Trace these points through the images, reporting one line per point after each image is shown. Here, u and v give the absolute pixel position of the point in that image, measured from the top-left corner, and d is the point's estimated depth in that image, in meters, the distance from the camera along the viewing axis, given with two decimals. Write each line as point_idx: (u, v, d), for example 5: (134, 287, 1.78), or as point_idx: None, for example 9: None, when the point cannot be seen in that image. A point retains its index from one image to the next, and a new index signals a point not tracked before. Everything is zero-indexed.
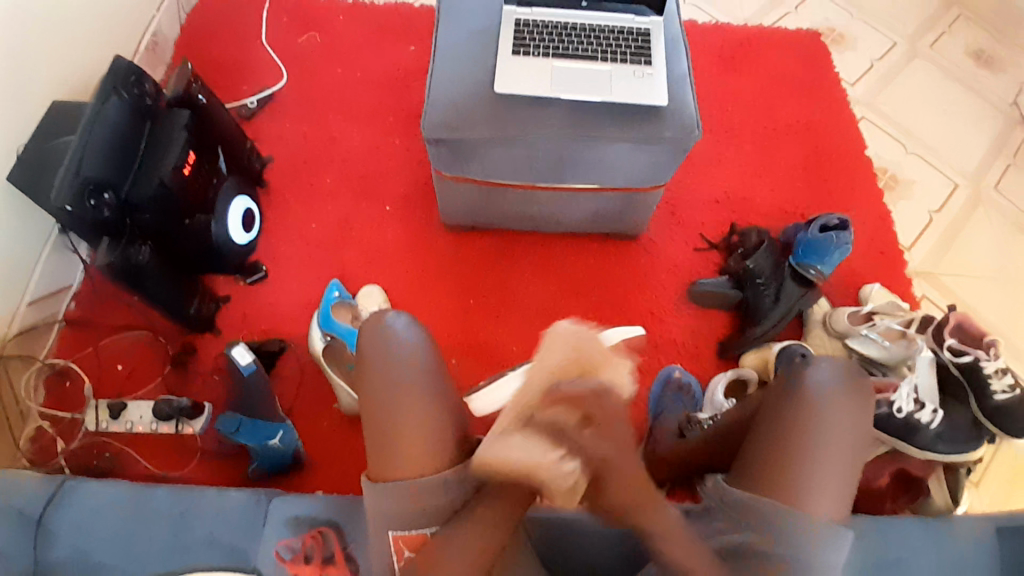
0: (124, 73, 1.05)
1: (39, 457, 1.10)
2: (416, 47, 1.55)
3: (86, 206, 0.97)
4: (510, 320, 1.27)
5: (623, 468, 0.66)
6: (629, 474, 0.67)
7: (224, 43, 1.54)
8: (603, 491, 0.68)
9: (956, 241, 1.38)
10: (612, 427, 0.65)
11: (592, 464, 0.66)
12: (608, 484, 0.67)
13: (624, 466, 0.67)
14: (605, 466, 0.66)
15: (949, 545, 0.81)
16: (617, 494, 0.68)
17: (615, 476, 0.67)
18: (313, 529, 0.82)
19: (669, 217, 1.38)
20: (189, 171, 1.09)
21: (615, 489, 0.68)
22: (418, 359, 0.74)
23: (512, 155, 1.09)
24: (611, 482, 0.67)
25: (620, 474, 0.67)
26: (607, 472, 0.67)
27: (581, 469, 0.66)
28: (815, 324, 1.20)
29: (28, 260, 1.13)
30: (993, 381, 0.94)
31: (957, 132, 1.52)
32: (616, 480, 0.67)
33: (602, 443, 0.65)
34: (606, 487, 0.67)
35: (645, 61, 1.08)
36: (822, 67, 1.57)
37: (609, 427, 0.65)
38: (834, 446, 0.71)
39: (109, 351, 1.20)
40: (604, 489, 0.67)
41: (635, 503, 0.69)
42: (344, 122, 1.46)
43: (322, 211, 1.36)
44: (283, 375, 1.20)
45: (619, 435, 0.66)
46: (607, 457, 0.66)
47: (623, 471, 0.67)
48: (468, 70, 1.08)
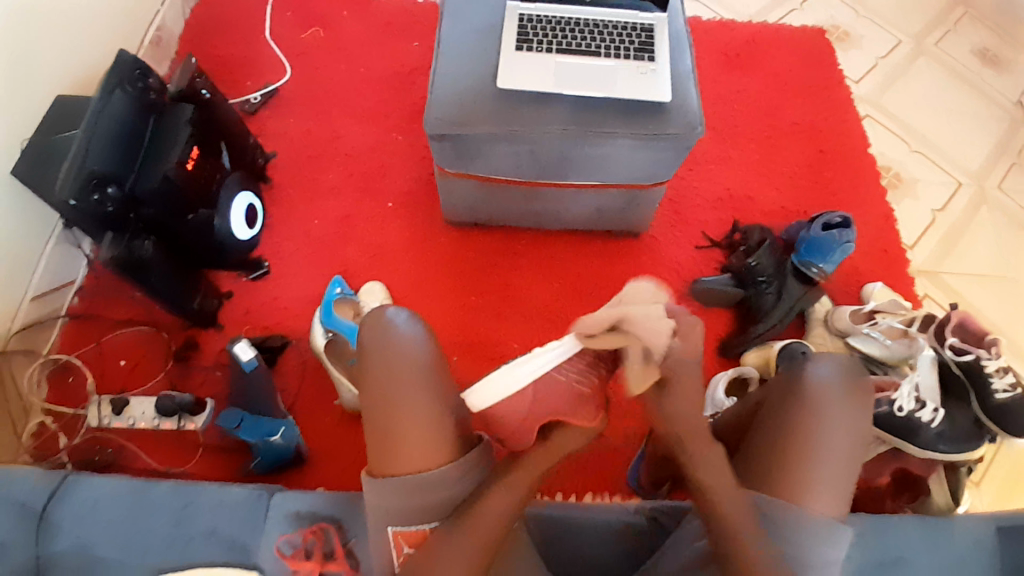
0: (129, 68, 1.06)
1: (41, 451, 1.11)
2: (420, 44, 1.55)
3: (89, 200, 0.97)
4: (511, 317, 1.27)
5: (692, 372, 0.74)
6: (692, 387, 0.75)
7: (228, 38, 1.54)
8: (668, 392, 0.75)
9: (960, 241, 1.38)
10: (678, 370, 0.74)
11: (666, 364, 0.74)
12: (673, 397, 0.75)
13: (691, 381, 0.75)
14: (678, 369, 0.74)
15: (948, 542, 0.81)
16: (684, 406, 0.75)
17: (683, 380, 0.74)
18: (313, 525, 0.82)
19: (672, 214, 1.38)
20: (192, 165, 1.09)
21: (677, 399, 0.75)
22: (419, 354, 0.75)
23: (514, 152, 1.09)
24: (678, 385, 0.75)
25: (687, 383, 0.75)
26: (674, 373, 0.74)
27: (661, 359, 0.74)
28: (816, 323, 1.20)
29: (32, 254, 1.13)
30: (994, 380, 0.93)
31: (962, 131, 1.51)
32: (678, 399, 0.75)
33: (686, 350, 0.74)
34: (673, 389, 0.75)
35: (648, 57, 1.08)
36: (826, 64, 1.56)
37: (685, 339, 0.75)
38: (835, 444, 0.71)
39: (112, 345, 1.21)
40: (673, 390, 0.75)
41: (691, 425, 0.75)
42: (347, 118, 1.46)
43: (324, 207, 1.36)
44: (285, 370, 1.20)
45: (693, 347, 0.74)
46: (680, 364, 0.74)
47: (691, 378, 0.75)
48: (471, 66, 1.07)
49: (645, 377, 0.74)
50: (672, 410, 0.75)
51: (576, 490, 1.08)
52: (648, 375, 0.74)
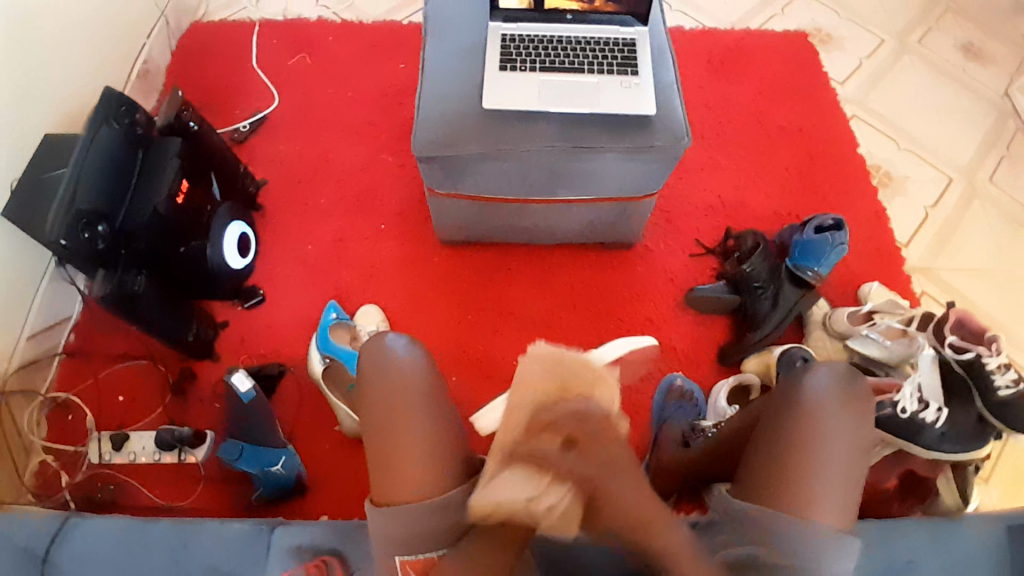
0: (115, 104, 1.07)
1: (42, 490, 1.10)
2: (406, 65, 1.56)
3: (80, 238, 0.97)
4: (509, 334, 1.27)
5: (619, 486, 0.65)
6: (632, 493, 0.65)
7: (216, 68, 1.55)
8: (596, 517, 0.66)
9: (953, 236, 1.38)
10: (599, 448, 0.66)
11: (586, 485, 0.65)
12: (614, 504, 0.65)
13: (629, 483, 0.65)
14: (602, 484, 0.65)
15: (958, 545, 0.80)
16: (624, 518, 0.65)
17: (616, 499, 0.65)
18: (317, 558, 0.81)
19: (664, 223, 1.38)
20: (182, 198, 1.09)
21: (613, 510, 0.65)
22: (416, 376, 0.75)
23: (503, 170, 1.10)
24: (611, 500, 0.65)
25: (634, 489, 0.65)
26: (605, 496, 0.65)
27: (576, 488, 0.65)
28: (815, 326, 1.20)
29: (25, 294, 1.12)
30: (995, 377, 0.92)
31: (948, 127, 1.52)
32: (619, 504, 0.65)
33: (591, 465, 0.65)
34: (604, 513, 0.65)
35: (632, 71, 1.09)
36: (810, 67, 1.57)
37: (599, 448, 0.66)
38: (835, 456, 0.70)
39: (109, 381, 1.20)
40: (609, 513, 0.65)
41: (639, 532, 0.65)
42: (337, 142, 1.46)
43: (317, 231, 1.36)
44: (284, 398, 1.19)
45: (603, 454, 0.65)
46: (608, 484, 0.65)
47: (627, 491, 0.65)
48: (457, 87, 1.08)
49: (569, 522, 0.66)
50: (582, 474, 0.65)
51: None
52: (569, 512, 0.66)
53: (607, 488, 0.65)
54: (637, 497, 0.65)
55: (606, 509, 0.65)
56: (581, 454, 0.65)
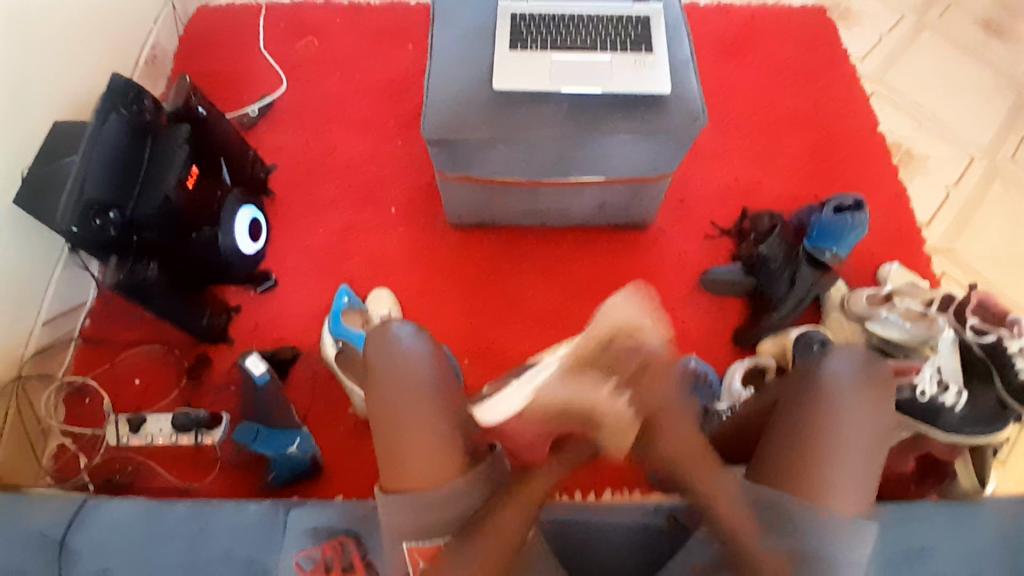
0: (122, 91, 1.06)
1: (61, 473, 1.13)
2: (414, 47, 1.54)
3: (91, 225, 0.99)
4: (519, 317, 1.26)
5: (669, 412, 0.75)
6: (679, 423, 0.75)
7: (223, 53, 1.54)
8: (651, 438, 0.74)
9: (974, 216, 1.35)
10: (656, 388, 0.75)
11: (647, 409, 0.75)
12: (662, 433, 0.74)
13: (674, 416, 0.75)
14: (659, 411, 0.75)
15: (976, 530, 0.79)
16: (672, 442, 0.74)
17: (665, 413, 0.75)
18: (332, 539, 0.82)
19: (677, 205, 1.36)
20: (192, 184, 1.09)
21: (664, 437, 0.74)
22: (423, 364, 0.75)
23: (512, 153, 1.08)
24: (660, 428, 0.74)
25: (676, 420, 0.75)
26: (657, 420, 0.74)
27: (633, 411, 0.75)
28: (833, 309, 1.19)
29: (41, 280, 1.14)
30: (1017, 360, 0.89)
31: (970, 104, 1.48)
32: (668, 433, 0.74)
33: (662, 392, 0.76)
34: (659, 433, 0.74)
35: (645, 49, 1.06)
36: (827, 43, 1.53)
37: (652, 385, 0.76)
38: (855, 443, 0.69)
39: (124, 365, 1.22)
40: (662, 429, 0.74)
41: (683, 458, 0.74)
42: (345, 125, 1.45)
43: (327, 216, 1.36)
44: (297, 382, 1.20)
45: (660, 387, 0.76)
46: (657, 405, 0.75)
47: (677, 417, 0.75)
48: (466, 68, 1.06)
49: (624, 438, 0.76)
50: (643, 405, 0.75)
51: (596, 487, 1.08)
52: (627, 429, 0.75)
53: (666, 419, 0.74)
54: (679, 431, 0.74)
55: (656, 436, 0.74)
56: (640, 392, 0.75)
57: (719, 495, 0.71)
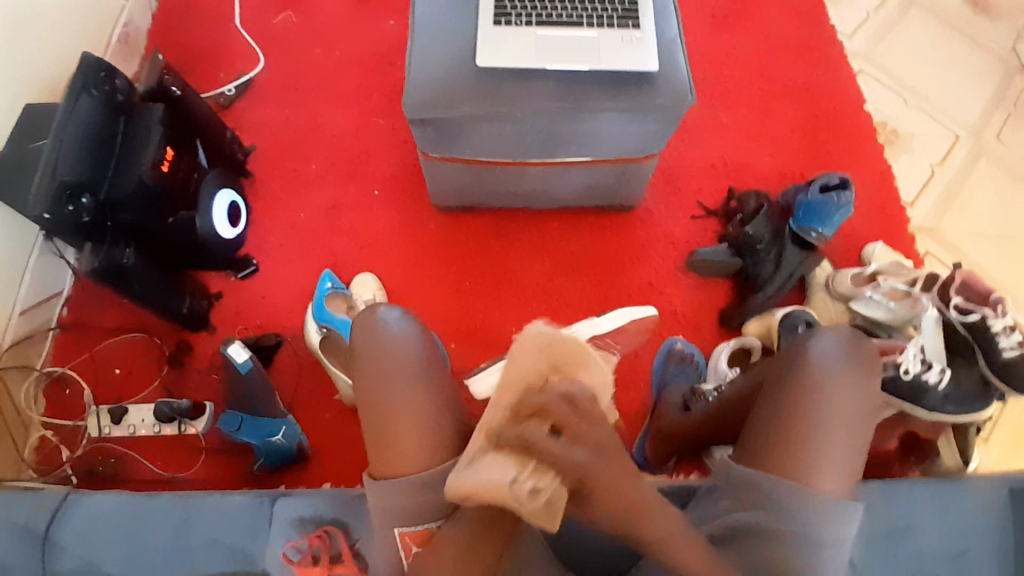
0: (95, 69, 1.01)
1: (44, 465, 1.11)
2: (396, 23, 1.49)
3: (64, 211, 0.93)
4: (506, 301, 1.25)
5: (612, 477, 0.59)
6: (626, 479, 0.61)
7: (198, 29, 1.48)
8: (583, 498, 0.60)
9: (958, 195, 1.36)
10: (589, 429, 0.59)
11: (576, 472, 0.58)
12: (608, 493, 0.60)
13: (611, 478, 0.60)
14: (589, 475, 0.59)
15: (956, 506, 0.81)
16: (615, 503, 0.61)
17: (597, 470, 0.60)
18: (318, 529, 0.82)
19: (665, 185, 1.35)
20: (168, 166, 1.06)
21: (612, 494, 0.60)
22: (408, 351, 0.73)
23: (498, 132, 1.06)
24: (602, 487, 0.59)
25: (610, 487, 0.60)
26: (594, 485, 0.59)
27: (570, 478, 0.58)
28: (818, 288, 1.18)
29: (13, 268, 1.10)
30: (1000, 339, 0.92)
31: (956, 82, 1.47)
32: (616, 492, 0.60)
33: (584, 450, 0.58)
34: (596, 495, 0.60)
35: (633, 24, 1.03)
36: (816, 20, 1.51)
37: (577, 433, 0.59)
38: (840, 422, 0.70)
39: (104, 354, 1.19)
40: (601, 496, 0.60)
41: (629, 513, 0.62)
42: (326, 105, 1.41)
43: (310, 199, 1.33)
44: (282, 369, 1.18)
45: (603, 438, 0.60)
46: (588, 467, 0.58)
47: (613, 484, 0.60)
48: (450, 44, 1.03)
49: (550, 517, 0.58)
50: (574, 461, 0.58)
51: None
52: (555, 503, 0.58)
53: (602, 485, 0.59)
54: (626, 484, 0.60)
55: (591, 498, 0.60)
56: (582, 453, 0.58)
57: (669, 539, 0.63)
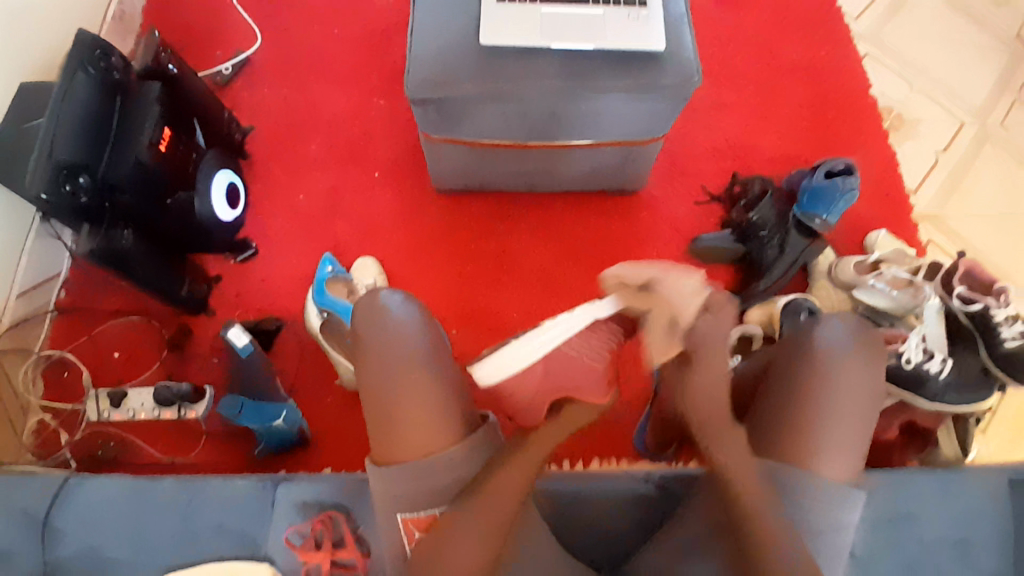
0: (89, 47, 0.99)
1: (43, 449, 1.10)
2: (395, 0, 1.46)
3: (61, 192, 0.92)
4: (508, 285, 1.24)
5: (712, 363, 0.74)
6: (716, 369, 0.74)
7: (193, 6, 1.45)
8: (688, 376, 0.75)
9: (963, 182, 1.35)
10: (713, 357, 0.74)
11: (695, 336, 0.74)
12: (699, 372, 0.74)
13: (707, 363, 0.74)
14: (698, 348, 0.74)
15: (957, 493, 0.81)
16: (704, 389, 0.74)
17: (706, 350, 0.74)
18: (321, 514, 0.82)
19: (669, 169, 1.34)
20: (165, 146, 1.04)
21: (700, 373, 0.74)
22: (411, 337, 0.72)
23: (501, 112, 1.04)
24: (700, 359, 0.74)
25: (710, 361, 0.74)
26: (699, 352, 0.74)
27: (688, 328, 0.74)
28: (819, 275, 1.19)
29: (9, 251, 1.09)
30: (1003, 329, 0.91)
31: (963, 65, 1.46)
32: (703, 374, 0.74)
33: (713, 331, 0.75)
34: (697, 364, 0.74)
35: (640, 1, 1.01)
36: (822, 0, 1.49)
37: (715, 320, 0.75)
38: (847, 409, 0.70)
39: (103, 338, 1.18)
40: (698, 367, 0.74)
41: (710, 419, 0.73)
42: (324, 84, 1.39)
43: (309, 181, 1.31)
44: (283, 352, 1.18)
45: (719, 332, 0.75)
46: (706, 336, 0.74)
47: (715, 353, 0.74)
48: (452, 23, 1.01)
49: (665, 348, 0.74)
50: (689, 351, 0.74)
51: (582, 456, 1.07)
52: (670, 353, 0.75)
53: (705, 353, 0.74)
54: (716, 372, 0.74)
55: (693, 374, 0.74)
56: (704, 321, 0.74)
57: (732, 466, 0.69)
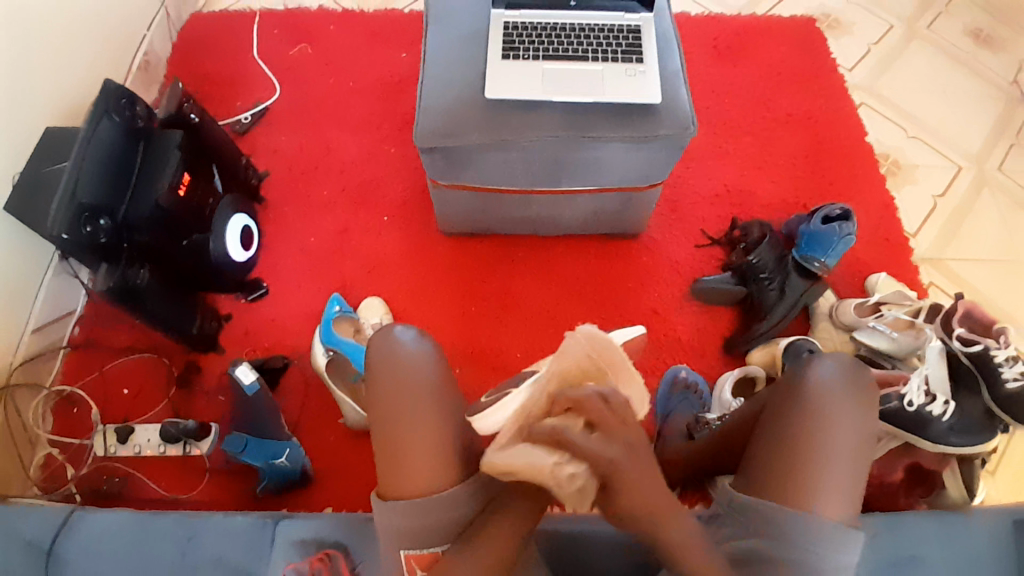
0: (115, 96, 1.05)
1: (49, 482, 1.11)
2: (408, 55, 1.54)
3: (81, 232, 0.96)
4: (512, 326, 1.26)
5: (637, 473, 0.61)
6: (650, 485, 0.63)
7: (217, 59, 1.54)
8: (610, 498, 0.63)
9: (962, 225, 1.36)
10: (622, 429, 0.61)
11: (602, 470, 0.61)
12: (632, 494, 0.62)
13: (636, 482, 0.62)
14: (612, 470, 0.61)
15: (962, 538, 0.80)
16: (638, 508, 0.63)
17: (625, 479, 0.61)
18: (320, 551, 0.81)
19: (670, 213, 1.37)
20: (184, 190, 1.09)
21: (631, 494, 0.62)
22: (424, 370, 0.75)
23: (507, 160, 1.08)
24: (626, 488, 0.62)
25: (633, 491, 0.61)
26: (624, 484, 0.61)
27: (596, 468, 0.61)
28: (822, 317, 1.20)
29: (29, 287, 1.12)
30: (1003, 369, 0.89)
31: (958, 113, 1.50)
32: (635, 496, 0.62)
33: (621, 448, 0.61)
34: (621, 495, 0.62)
35: (637, 59, 1.07)
36: (818, 52, 1.55)
37: (612, 434, 0.61)
38: (840, 448, 0.70)
39: (114, 374, 1.21)
40: (629, 492, 0.62)
41: (649, 518, 0.64)
42: (338, 132, 1.45)
43: (320, 223, 1.36)
44: (289, 391, 1.20)
45: (626, 439, 0.61)
46: (616, 464, 0.61)
47: (636, 483, 0.61)
48: (460, 76, 1.07)
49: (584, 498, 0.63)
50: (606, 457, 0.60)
51: None
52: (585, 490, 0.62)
53: (627, 475, 0.61)
54: (649, 492, 0.63)
55: (621, 495, 0.62)
56: (607, 441, 0.60)
57: (681, 543, 0.65)
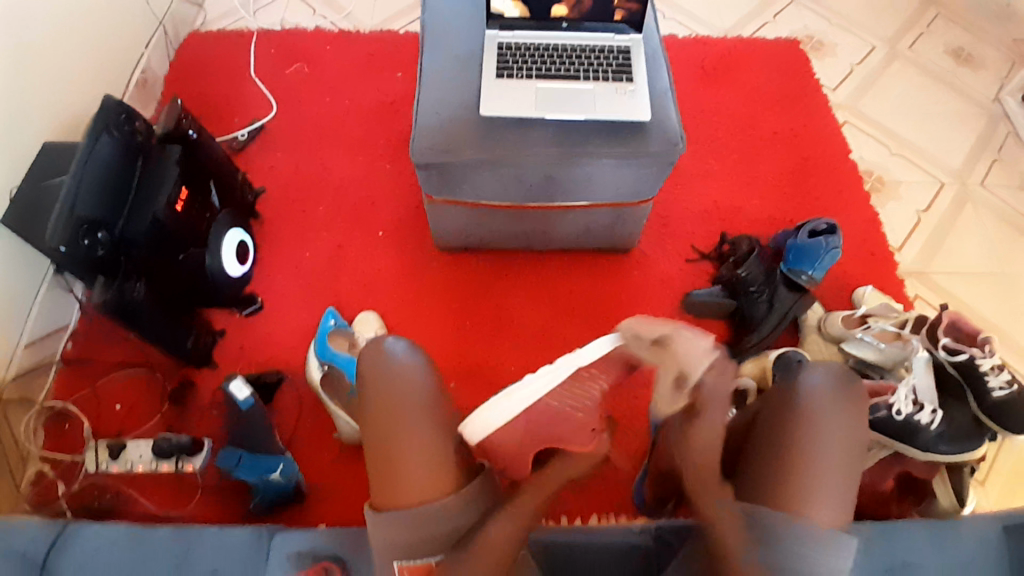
0: (115, 112, 1.06)
1: (39, 500, 1.10)
2: (403, 74, 1.57)
3: (80, 245, 0.97)
4: (507, 339, 1.27)
5: (717, 408, 0.77)
6: (714, 423, 0.77)
7: (214, 78, 1.56)
8: (691, 424, 0.77)
9: (947, 239, 1.40)
10: (711, 371, 0.80)
11: (699, 391, 0.78)
12: (700, 425, 0.77)
13: (716, 412, 0.77)
14: (700, 402, 0.78)
15: (951, 544, 0.81)
16: (700, 448, 0.76)
17: (706, 403, 0.78)
18: (317, 564, 0.80)
19: (660, 229, 1.39)
20: (181, 206, 1.11)
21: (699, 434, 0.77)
22: (417, 382, 0.75)
23: (501, 176, 1.10)
24: (697, 420, 0.77)
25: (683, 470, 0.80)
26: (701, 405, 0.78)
27: (693, 389, 0.79)
28: (810, 330, 1.21)
29: (23, 302, 1.12)
30: (990, 378, 0.94)
31: (940, 131, 1.54)
32: (703, 427, 0.76)
33: (719, 383, 0.79)
34: (696, 421, 0.77)
35: (627, 78, 1.10)
36: (801, 72, 1.59)
37: (714, 373, 0.79)
38: (833, 453, 0.71)
39: (105, 390, 1.20)
40: (701, 421, 0.77)
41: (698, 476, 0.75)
42: (334, 149, 1.47)
43: (316, 239, 1.37)
44: (282, 406, 1.19)
45: (722, 378, 0.80)
46: (709, 395, 0.78)
47: (711, 417, 0.77)
48: (454, 93, 1.09)
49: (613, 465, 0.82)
50: (699, 382, 0.79)
51: (582, 511, 1.07)
52: (682, 410, 0.79)
53: (710, 403, 0.77)
54: (716, 429, 0.76)
55: (695, 427, 0.77)
56: (712, 372, 0.79)
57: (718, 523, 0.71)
